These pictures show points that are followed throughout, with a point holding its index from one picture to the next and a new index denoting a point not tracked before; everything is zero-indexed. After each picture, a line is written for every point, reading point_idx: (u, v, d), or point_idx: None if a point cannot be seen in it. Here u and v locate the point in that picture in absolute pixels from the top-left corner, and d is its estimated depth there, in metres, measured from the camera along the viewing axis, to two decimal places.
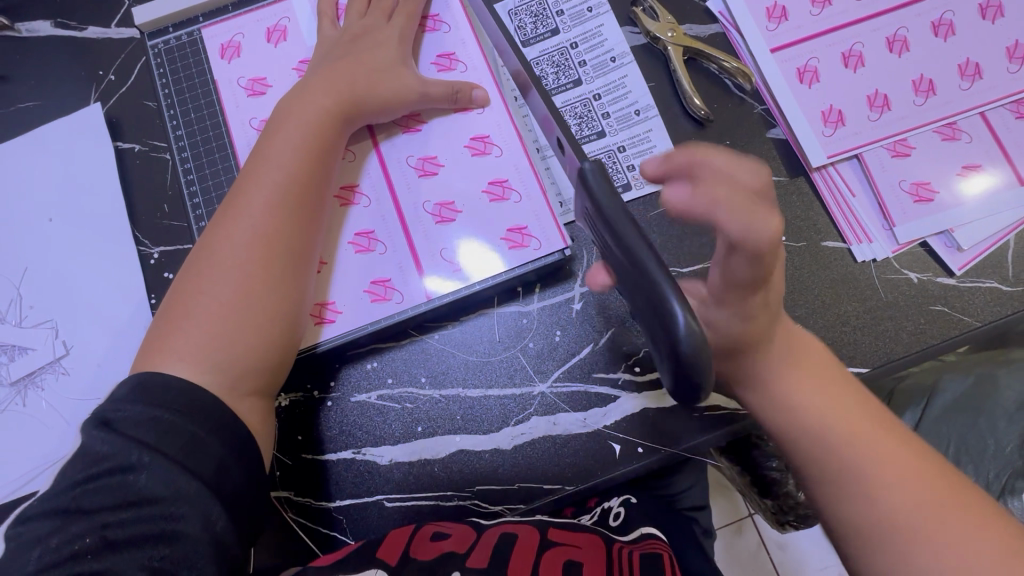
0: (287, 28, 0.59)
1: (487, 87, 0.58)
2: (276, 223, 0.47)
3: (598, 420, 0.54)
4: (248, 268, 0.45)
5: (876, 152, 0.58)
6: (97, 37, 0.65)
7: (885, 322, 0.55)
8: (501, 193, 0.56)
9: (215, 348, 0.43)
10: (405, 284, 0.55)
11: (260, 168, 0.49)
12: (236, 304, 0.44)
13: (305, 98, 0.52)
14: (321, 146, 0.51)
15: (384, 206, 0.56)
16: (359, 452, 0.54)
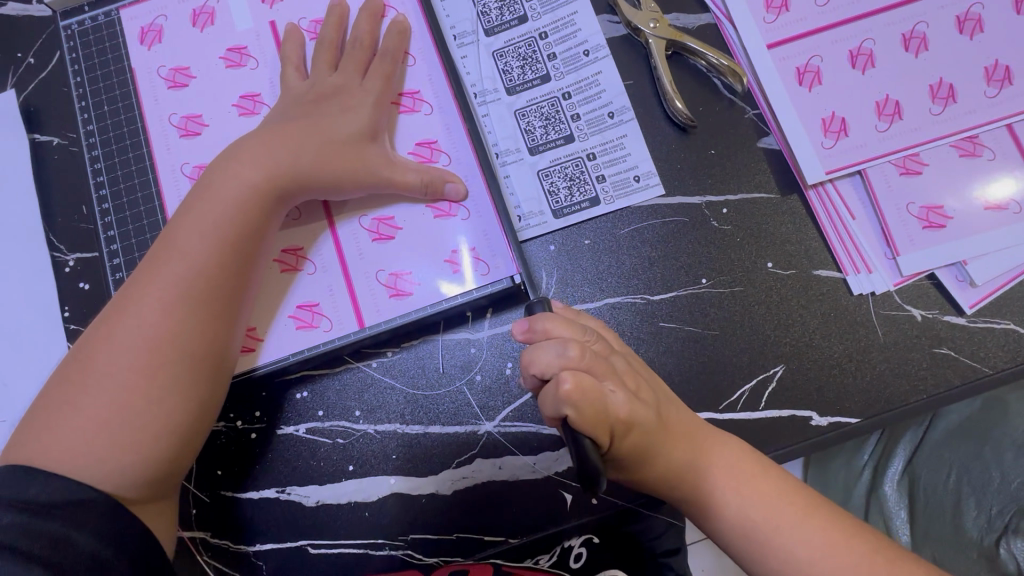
0: (215, 10, 0.52)
1: (437, 84, 0.51)
2: (171, 325, 0.41)
3: (549, 467, 0.48)
4: (135, 369, 0.40)
5: (883, 169, 0.50)
6: (16, 15, 0.58)
7: (881, 365, 0.48)
8: (447, 207, 0.49)
9: (92, 453, 0.39)
10: (336, 309, 0.48)
11: (165, 251, 0.43)
12: (116, 412, 0.40)
13: (228, 168, 0.45)
14: (241, 232, 0.44)
15: (315, 219, 0.49)
16: (283, 491, 0.49)
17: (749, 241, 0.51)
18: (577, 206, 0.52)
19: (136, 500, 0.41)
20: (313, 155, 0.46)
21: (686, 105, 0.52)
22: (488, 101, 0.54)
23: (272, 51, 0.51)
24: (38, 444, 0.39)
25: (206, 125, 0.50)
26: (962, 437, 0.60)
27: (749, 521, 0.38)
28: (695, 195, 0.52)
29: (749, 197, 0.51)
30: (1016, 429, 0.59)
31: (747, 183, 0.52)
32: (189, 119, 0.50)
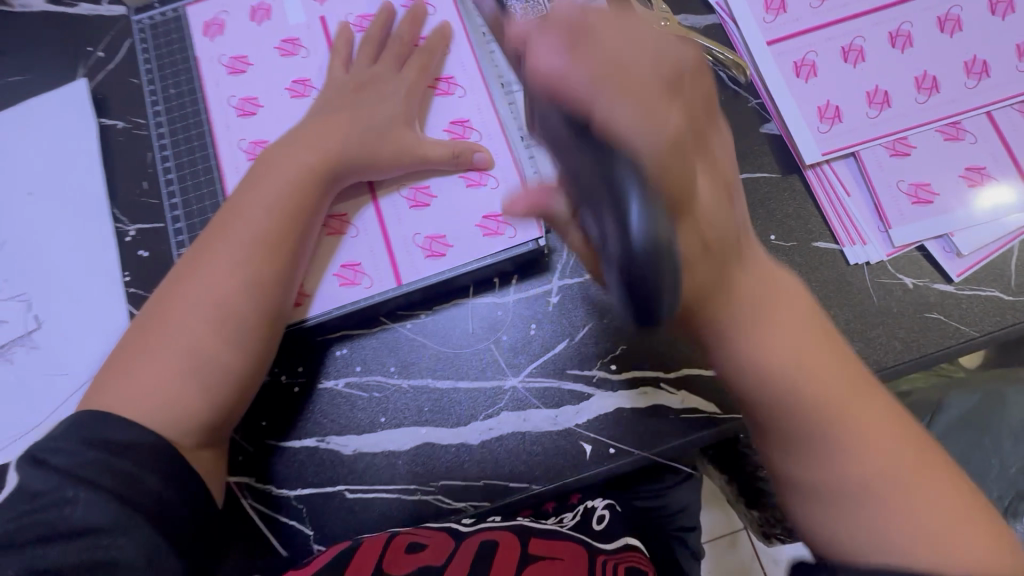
0: (271, 7, 0.58)
1: (469, 71, 0.56)
2: (232, 285, 0.46)
3: (571, 419, 0.52)
4: (201, 323, 0.45)
5: (875, 151, 0.55)
6: (87, 14, 0.65)
7: (877, 329, 0.52)
8: (478, 178, 0.54)
9: (160, 398, 0.43)
10: (376, 268, 0.53)
11: (229, 222, 0.48)
12: (185, 362, 0.45)
13: (286, 152, 0.51)
14: (295, 205, 0.49)
15: (360, 191, 0.54)
16: (323, 440, 0.53)
17: (753, 216, 0.55)
18: None
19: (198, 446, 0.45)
20: (358, 139, 0.52)
21: None
22: (514, 90, 0.58)
23: (322, 42, 0.57)
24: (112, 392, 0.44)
25: (261, 105, 0.56)
26: (962, 428, 0.65)
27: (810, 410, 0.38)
28: None
29: (753, 177, 0.56)
30: (1012, 420, 0.64)
31: (751, 164, 0.56)
32: (246, 101, 0.56)
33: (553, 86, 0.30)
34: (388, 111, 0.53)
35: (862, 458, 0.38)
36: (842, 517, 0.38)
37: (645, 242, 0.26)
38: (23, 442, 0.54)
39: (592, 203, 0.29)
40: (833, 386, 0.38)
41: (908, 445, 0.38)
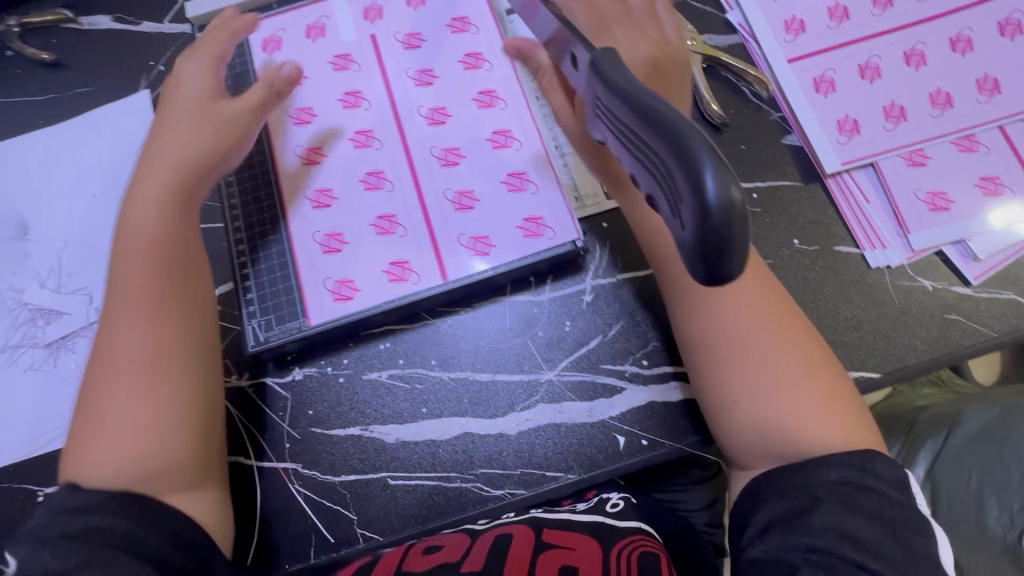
0: (326, 26, 0.63)
1: (511, 85, 0.60)
2: (164, 337, 0.48)
3: (604, 411, 0.54)
4: (143, 378, 0.47)
5: (893, 161, 0.58)
6: (151, 31, 0.70)
7: (899, 329, 0.55)
8: (519, 183, 0.57)
9: (124, 456, 0.44)
10: (422, 266, 0.56)
11: (122, 286, 0.50)
12: (143, 417, 0.46)
13: (136, 206, 0.52)
14: (172, 244, 0.51)
15: (407, 193, 0.58)
16: (366, 429, 0.55)
17: (777, 221, 0.58)
18: None
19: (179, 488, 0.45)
20: (183, 167, 0.54)
21: (720, 108, 0.61)
22: (549, 103, 0.61)
23: (372, 58, 0.62)
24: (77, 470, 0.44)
25: (316, 115, 0.61)
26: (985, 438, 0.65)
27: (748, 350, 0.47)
28: None
29: (776, 185, 0.59)
30: None
31: (774, 173, 0.60)
32: (303, 111, 0.61)
33: (607, 61, 0.30)
34: (201, 137, 0.55)
35: (773, 380, 0.46)
36: (752, 418, 0.46)
37: (722, 210, 0.22)
38: None
39: (669, 179, 0.24)
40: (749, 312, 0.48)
41: (810, 360, 0.47)
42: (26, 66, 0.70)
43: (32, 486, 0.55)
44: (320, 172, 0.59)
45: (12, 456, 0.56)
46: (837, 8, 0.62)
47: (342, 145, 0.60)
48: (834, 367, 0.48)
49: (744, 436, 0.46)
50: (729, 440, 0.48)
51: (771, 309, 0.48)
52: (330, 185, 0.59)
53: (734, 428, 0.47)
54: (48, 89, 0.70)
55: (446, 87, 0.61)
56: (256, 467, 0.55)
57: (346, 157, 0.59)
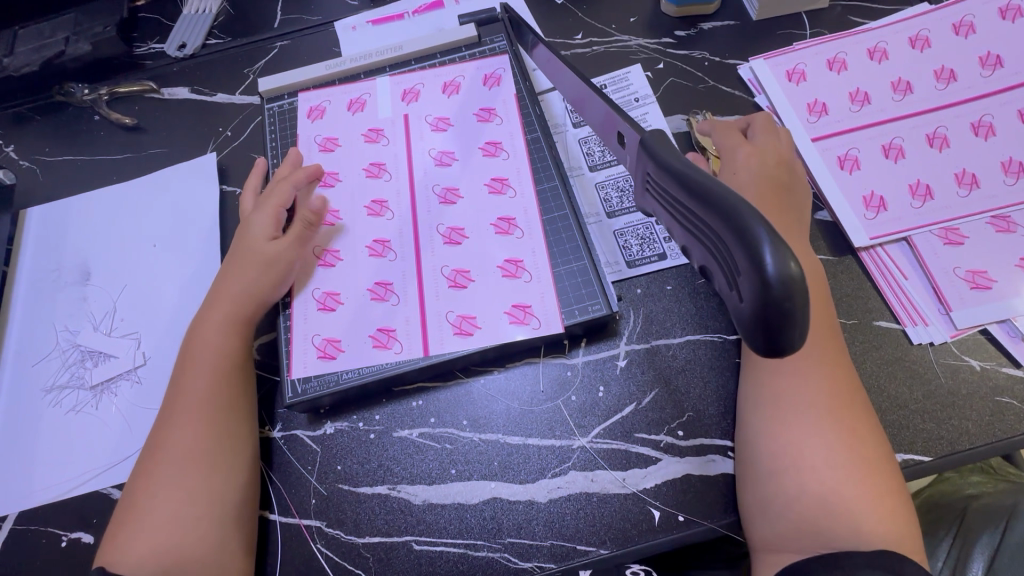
0: (367, 101, 0.69)
1: (524, 174, 0.62)
2: (207, 430, 0.51)
3: (638, 482, 0.52)
4: (185, 468, 0.49)
5: (928, 238, 0.58)
6: (223, 102, 0.78)
7: (947, 410, 0.53)
8: (514, 270, 0.58)
9: (161, 544, 0.46)
10: (408, 337, 0.57)
11: (187, 374, 0.54)
12: (180, 506, 0.48)
13: (207, 309, 0.57)
14: (224, 359, 0.55)
15: (406, 263, 0.60)
16: (394, 489, 0.54)
17: None
18: (647, 260, 0.61)
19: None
20: (240, 297, 0.57)
21: None
22: (572, 176, 0.65)
23: (401, 134, 0.67)
24: (118, 553, 0.47)
25: (339, 179, 0.65)
26: None
27: (791, 420, 0.46)
28: None
29: None
30: None
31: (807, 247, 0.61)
32: (329, 176, 0.66)
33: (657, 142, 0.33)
34: (256, 245, 0.59)
35: (809, 456, 0.44)
36: (802, 487, 0.44)
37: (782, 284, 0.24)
38: (112, 473, 0.57)
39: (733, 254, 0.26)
40: (827, 376, 0.47)
41: (855, 445, 0.45)
42: (110, 129, 0.78)
43: (59, 529, 0.55)
44: (330, 233, 0.63)
45: (44, 497, 0.57)
46: (858, 92, 0.66)
47: (358, 210, 0.63)
48: (892, 463, 0.45)
49: (789, 497, 0.44)
50: (766, 497, 0.46)
51: (827, 392, 0.46)
52: (339, 247, 0.62)
53: (772, 499, 0.45)
54: (125, 149, 0.76)
55: (458, 170, 0.64)
56: (278, 522, 0.54)
57: (358, 221, 0.63)
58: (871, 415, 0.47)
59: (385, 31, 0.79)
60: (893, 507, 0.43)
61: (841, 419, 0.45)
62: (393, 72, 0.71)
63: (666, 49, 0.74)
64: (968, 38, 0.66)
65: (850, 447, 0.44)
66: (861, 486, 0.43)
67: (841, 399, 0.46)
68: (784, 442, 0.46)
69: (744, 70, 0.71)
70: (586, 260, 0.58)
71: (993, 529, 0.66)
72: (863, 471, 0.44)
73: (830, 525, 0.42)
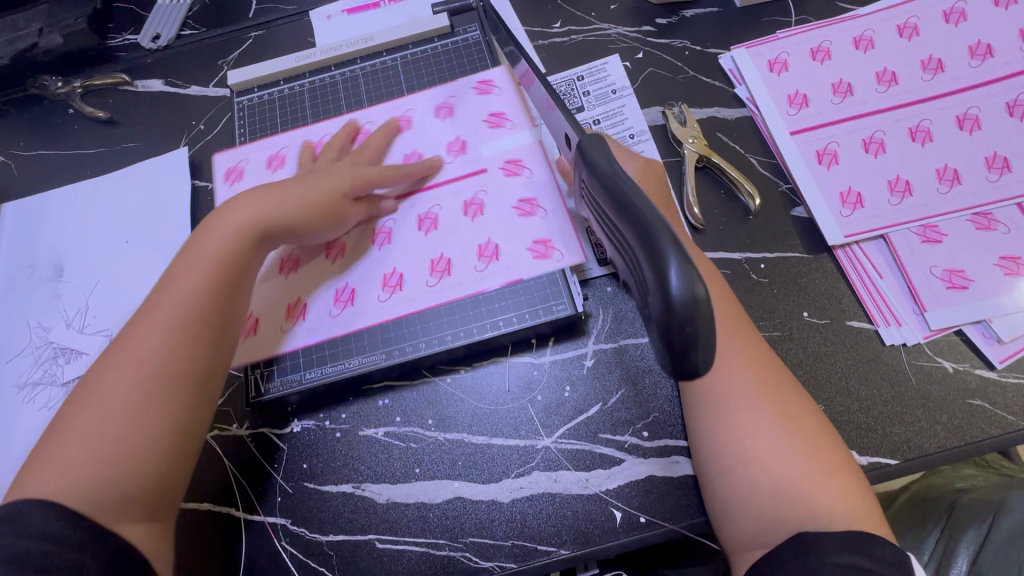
0: (497, 121, 0.63)
1: (539, 256, 0.57)
2: (170, 353, 0.46)
3: (601, 483, 0.52)
4: (126, 388, 0.44)
5: (905, 235, 0.57)
6: (196, 94, 0.77)
7: (918, 412, 0.52)
8: (442, 273, 0.58)
9: (81, 469, 0.41)
10: (334, 360, 0.57)
11: (167, 289, 0.48)
12: (115, 428, 0.43)
13: (226, 219, 0.52)
14: (228, 269, 0.50)
15: (372, 275, 0.59)
16: (358, 487, 0.54)
17: (787, 293, 0.57)
18: None
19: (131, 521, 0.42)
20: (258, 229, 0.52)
21: (755, 188, 0.61)
22: None
23: (463, 167, 0.61)
24: (35, 469, 0.42)
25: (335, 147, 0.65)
26: None
27: (730, 416, 0.45)
28: (736, 252, 0.59)
29: (784, 256, 0.59)
30: None
31: (781, 244, 0.59)
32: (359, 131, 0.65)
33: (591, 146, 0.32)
34: (312, 182, 0.55)
35: (755, 449, 0.44)
36: (754, 481, 0.43)
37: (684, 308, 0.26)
38: None
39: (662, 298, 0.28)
40: (750, 367, 0.47)
41: (797, 431, 0.45)
42: (84, 122, 0.77)
43: None
44: (262, 173, 0.64)
45: None
46: (840, 83, 0.64)
47: None
48: (834, 439, 0.46)
49: (745, 493, 0.44)
50: (723, 501, 0.45)
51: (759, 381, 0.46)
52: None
53: (728, 496, 0.45)
54: (99, 143, 0.76)
55: (474, 181, 0.61)
56: (244, 520, 0.54)
57: None
58: (803, 397, 0.47)
59: (359, 20, 0.77)
60: (846, 483, 0.43)
61: (777, 406, 0.45)
62: (365, 64, 0.70)
63: (645, 38, 0.72)
64: (959, 27, 0.64)
65: (793, 433, 0.44)
66: (815, 471, 0.43)
67: (772, 386, 0.46)
68: (730, 440, 0.45)
69: (725, 59, 0.69)
70: (552, 259, 0.57)
71: (977, 524, 0.65)
72: (810, 453, 0.44)
73: (791, 516, 0.42)
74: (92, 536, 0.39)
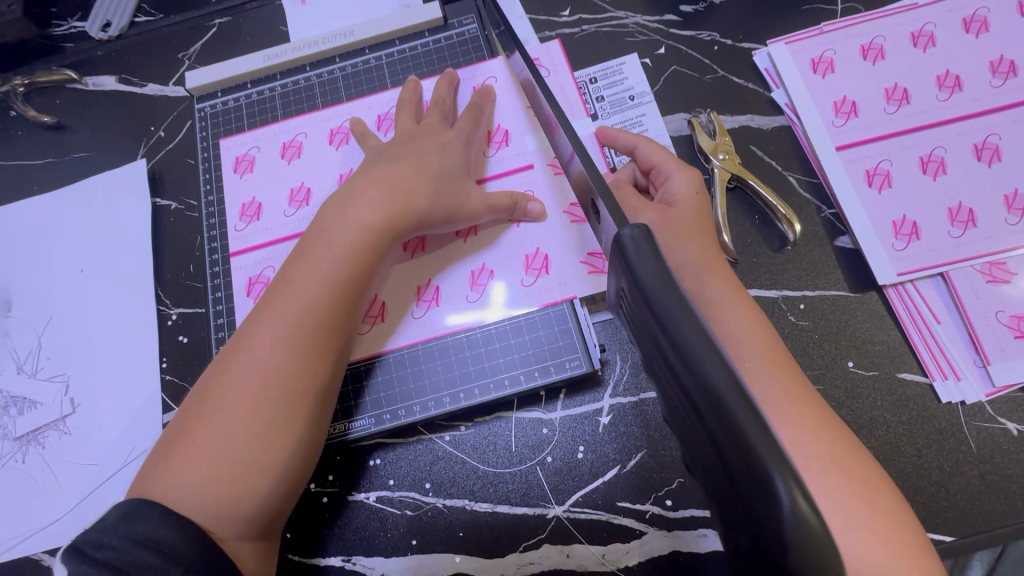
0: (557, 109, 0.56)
1: (585, 283, 0.50)
2: (290, 368, 0.41)
3: (619, 559, 0.47)
4: (249, 404, 0.40)
5: (967, 273, 0.50)
6: (154, 94, 0.67)
7: (975, 479, 0.46)
8: (482, 287, 0.51)
9: (205, 487, 0.38)
10: (419, 366, 0.51)
11: (285, 291, 0.43)
12: (237, 445, 0.39)
13: (344, 208, 0.45)
14: (350, 270, 0.44)
15: (453, 273, 0.52)
16: (349, 560, 0.49)
17: (829, 339, 0.50)
18: None
19: (241, 541, 0.39)
20: (379, 220, 0.45)
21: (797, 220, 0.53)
22: None
23: (519, 157, 0.54)
24: (155, 481, 0.38)
25: (350, 140, 0.58)
26: None
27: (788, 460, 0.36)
28: (771, 289, 0.52)
29: (827, 294, 0.52)
30: None
31: (823, 280, 0.52)
32: (383, 118, 0.57)
33: (635, 247, 0.27)
34: (429, 162, 0.48)
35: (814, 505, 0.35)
36: None
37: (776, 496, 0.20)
38: (42, 535, 0.52)
39: (731, 469, 0.22)
40: (803, 407, 0.38)
41: (864, 487, 0.37)
42: (28, 127, 0.68)
43: None
44: (274, 165, 0.58)
45: None
46: (895, 89, 0.55)
47: None
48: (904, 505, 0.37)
49: None
50: None
51: (818, 427, 0.38)
52: (261, 197, 0.57)
53: None
54: (47, 153, 0.67)
55: (522, 177, 0.53)
56: None
57: None
58: (867, 453, 0.39)
59: (337, 7, 0.67)
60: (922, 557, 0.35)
61: (841, 457, 0.37)
62: (344, 64, 0.61)
63: (668, 29, 0.62)
64: None
65: (858, 490, 0.36)
66: (888, 538, 0.35)
67: (833, 430, 0.38)
68: None
69: (760, 57, 0.60)
70: (565, 305, 0.50)
71: None
72: (880, 518, 0.36)
73: None
74: (202, 557, 0.36)
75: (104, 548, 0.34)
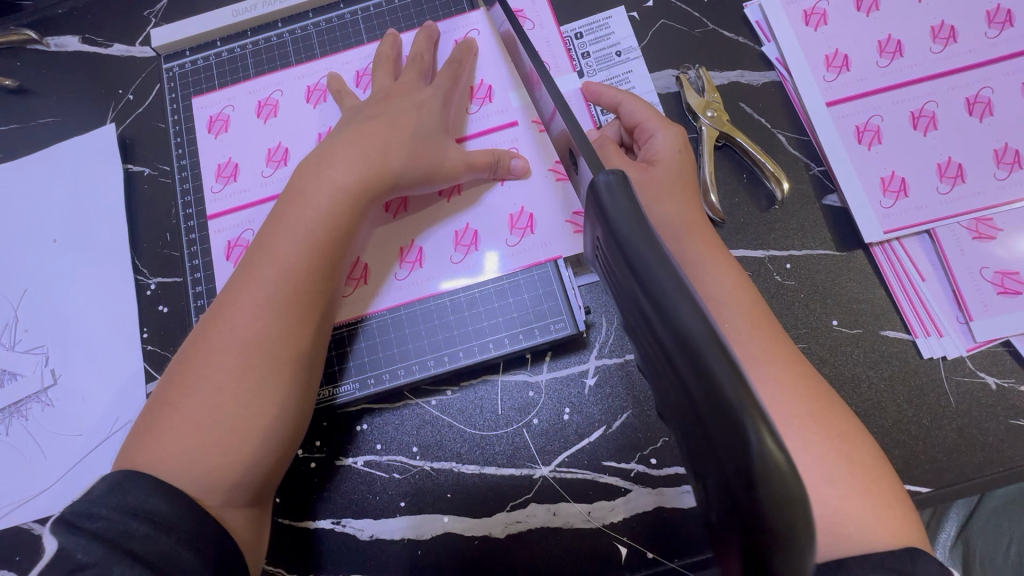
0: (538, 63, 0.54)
1: (570, 242, 0.49)
2: (272, 335, 0.40)
3: (604, 516, 0.48)
4: (231, 371, 0.39)
5: (954, 230, 0.50)
6: (121, 55, 0.64)
7: (953, 434, 0.47)
8: (466, 247, 0.50)
9: (190, 454, 0.37)
10: (402, 330, 0.51)
11: (262, 256, 0.42)
12: (222, 413, 0.38)
13: (319, 171, 0.44)
14: (328, 234, 0.43)
15: (436, 235, 0.51)
16: (339, 523, 0.49)
17: (814, 298, 0.50)
18: None
19: (232, 507, 0.39)
20: (357, 181, 0.44)
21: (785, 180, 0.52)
22: None
23: (502, 113, 0.52)
24: (142, 448, 0.38)
25: (328, 97, 0.55)
26: None
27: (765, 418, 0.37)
28: (758, 250, 0.52)
29: (813, 254, 0.51)
30: None
31: (810, 239, 0.52)
32: (362, 74, 0.55)
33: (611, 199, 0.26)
34: (407, 121, 0.47)
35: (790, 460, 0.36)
36: None
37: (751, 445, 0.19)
38: (31, 505, 0.52)
39: (707, 423, 0.22)
40: (784, 365, 0.38)
41: (843, 442, 0.37)
42: None
43: None
44: (249, 125, 0.56)
45: None
46: (888, 41, 0.53)
47: None
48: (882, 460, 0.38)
49: None
50: None
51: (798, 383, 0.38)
52: (237, 158, 0.55)
53: None
54: (10, 119, 0.64)
55: (506, 134, 0.52)
56: None
57: None
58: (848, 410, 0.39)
59: None
60: (895, 508, 0.36)
61: (821, 415, 0.37)
62: (318, 20, 0.58)
63: None
64: None
65: (838, 446, 0.37)
66: (864, 491, 0.36)
67: (814, 388, 0.39)
68: None
69: (752, 9, 0.57)
70: (550, 266, 0.50)
71: None
72: (857, 472, 0.36)
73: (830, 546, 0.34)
74: (193, 523, 0.36)
75: (87, 518, 0.34)
